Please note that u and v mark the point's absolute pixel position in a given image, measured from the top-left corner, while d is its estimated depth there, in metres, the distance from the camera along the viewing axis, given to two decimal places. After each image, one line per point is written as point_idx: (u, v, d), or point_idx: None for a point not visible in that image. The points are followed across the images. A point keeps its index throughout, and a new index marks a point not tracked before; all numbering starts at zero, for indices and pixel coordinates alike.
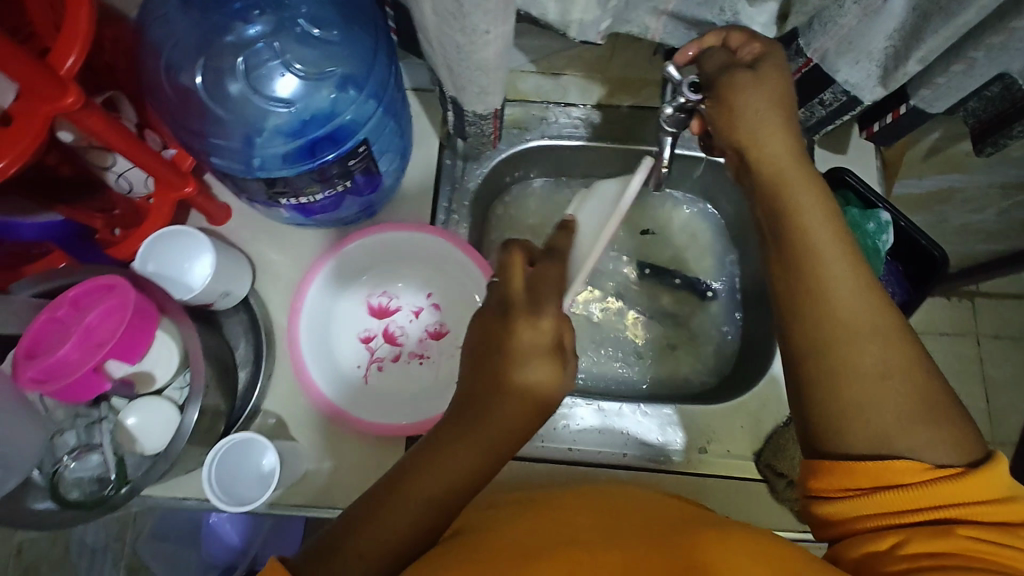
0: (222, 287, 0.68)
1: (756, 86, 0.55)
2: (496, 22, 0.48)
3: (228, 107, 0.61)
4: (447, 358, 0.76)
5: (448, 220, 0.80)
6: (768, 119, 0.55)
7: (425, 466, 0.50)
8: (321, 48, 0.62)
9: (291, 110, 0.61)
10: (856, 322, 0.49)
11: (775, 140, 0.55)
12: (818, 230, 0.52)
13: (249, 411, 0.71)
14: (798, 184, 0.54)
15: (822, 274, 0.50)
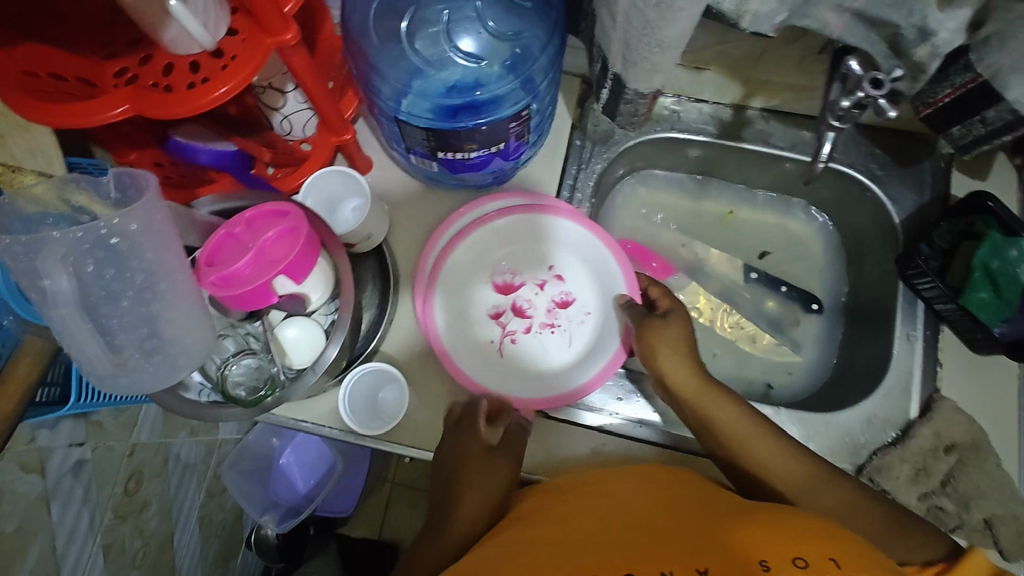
0: (367, 230, 0.73)
1: (668, 329, 0.69)
2: (691, 1, 0.50)
3: (422, 54, 0.67)
4: (577, 325, 0.78)
5: (572, 198, 0.85)
6: (676, 348, 0.68)
7: (461, 499, 0.63)
8: (513, 12, 0.68)
9: (479, 64, 0.67)
10: (750, 436, 0.63)
11: (679, 360, 0.67)
12: (740, 429, 0.64)
13: (369, 350, 0.76)
14: (714, 402, 0.65)
15: (717, 414, 0.65)
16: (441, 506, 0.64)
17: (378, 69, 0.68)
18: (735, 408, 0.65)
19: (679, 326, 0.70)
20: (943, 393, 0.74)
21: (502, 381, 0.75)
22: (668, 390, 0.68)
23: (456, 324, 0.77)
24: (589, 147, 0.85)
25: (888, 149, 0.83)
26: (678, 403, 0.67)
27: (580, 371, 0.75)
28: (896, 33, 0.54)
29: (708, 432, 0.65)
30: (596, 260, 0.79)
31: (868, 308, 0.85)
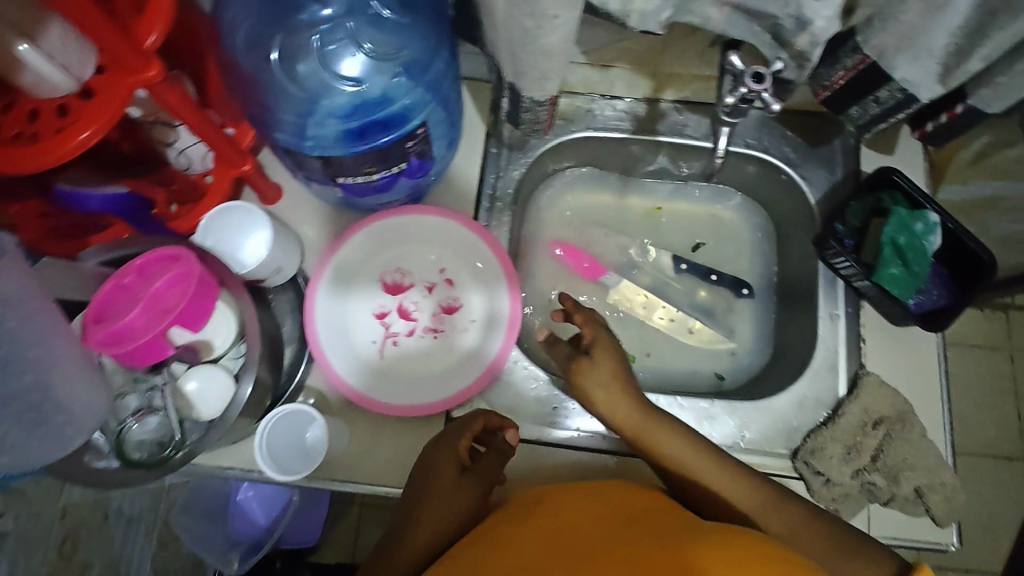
0: (275, 262, 0.70)
1: (597, 367, 0.67)
2: (565, 7, 0.49)
3: (298, 83, 0.63)
4: (461, 331, 0.76)
5: (492, 207, 0.83)
6: (610, 384, 0.67)
7: (423, 512, 0.63)
8: (391, 29, 0.65)
9: (359, 88, 0.64)
10: (695, 464, 0.64)
11: (613, 394, 0.67)
12: (697, 462, 0.64)
13: (294, 385, 0.73)
14: (658, 433, 0.66)
15: (662, 444, 0.65)
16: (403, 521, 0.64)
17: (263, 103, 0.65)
18: (680, 436, 0.66)
19: (610, 357, 0.68)
20: (868, 368, 0.76)
21: (378, 385, 0.73)
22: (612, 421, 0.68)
23: (339, 325, 0.74)
24: (505, 154, 0.84)
25: (800, 130, 0.84)
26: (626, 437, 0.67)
27: (455, 376, 0.74)
28: (775, 23, 0.55)
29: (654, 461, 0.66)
30: (481, 264, 0.78)
31: (795, 289, 0.86)
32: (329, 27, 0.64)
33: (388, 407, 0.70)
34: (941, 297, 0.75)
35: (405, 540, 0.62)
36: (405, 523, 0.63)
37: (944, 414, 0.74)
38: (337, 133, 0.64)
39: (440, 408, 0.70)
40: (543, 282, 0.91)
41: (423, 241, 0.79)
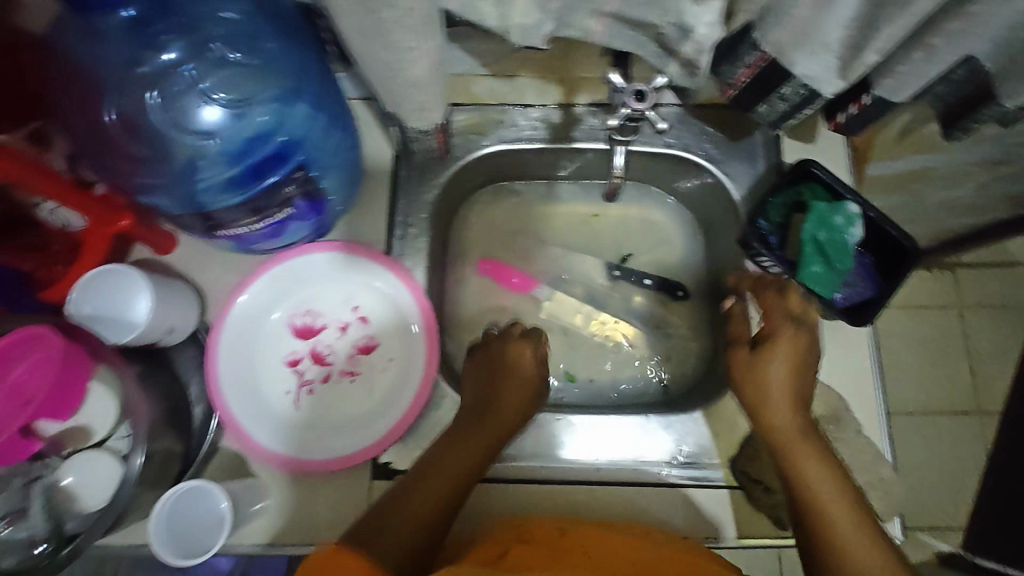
0: (167, 322, 0.65)
1: (778, 359, 0.63)
2: (421, 38, 0.44)
3: (153, 144, 0.58)
4: (380, 372, 0.73)
5: (406, 235, 0.76)
6: (790, 377, 0.62)
7: (452, 445, 0.62)
8: (240, 71, 0.58)
9: (217, 141, 0.59)
10: (788, 435, 0.60)
11: (788, 388, 0.62)
12: (824, 485, 0.56)
13: (207, 449, 0.69)
14: (797, 442, 0.59)
15: (766, 404, 0.62)
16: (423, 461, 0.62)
17: (115, 170, 0.59)
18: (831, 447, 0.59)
19: (799, 340, 0.64)
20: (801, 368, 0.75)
21: (297, 439, 0.69)
22: (760, 428, 0.62)
23: (247, 381, 0.70)
24: (417, 176, 0.78)
25: (721, 125, 0.80)
26: (771, 450, 0.61)
27: (376, 419, 0.71)
28: (658, 32, 0.51)
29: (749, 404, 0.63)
30: (393, 298, 0.73)
31: (728, 288, 0.84)
32: (164, 82, 0.57)
33: (305, 463, 0.67)
34: (869, 288, 0.74)
35: (411, 493, 0.57)
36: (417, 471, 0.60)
37: (879, 407, 0.73)
38: (224, 181, 0.59)
39: (364, 458, 0.68)
40: (472, 304, 0.87)
41: (333, 279, 0.74)
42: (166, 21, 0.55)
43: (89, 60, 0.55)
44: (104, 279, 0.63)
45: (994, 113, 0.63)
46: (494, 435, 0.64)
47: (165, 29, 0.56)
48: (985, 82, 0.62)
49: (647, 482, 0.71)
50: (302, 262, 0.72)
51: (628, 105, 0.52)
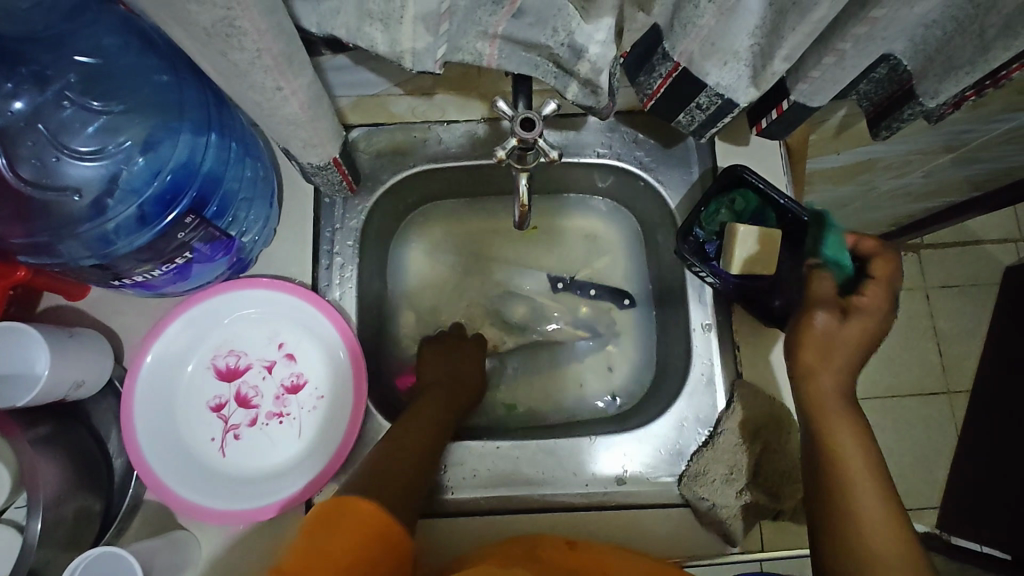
0: (73, 376, 0.61)
1: (865, 308, 0.58)
2: (287, 76, 0.42)
3: (12, 205, 0.54)
4: (309, 411, 0.70)
5: (331, 264, 0.74)
6: (862, 339, 0.57)
7: (424, 408, 0.67)
8: (99, 121, 0.55)
9: (83, 197, 0.55)
10: (815, 382, 0.57)
11: (849, 350, 0.57)
12: (853, 448, 0.53)
13: (129, 502, 0.66)
14: (830, 393, 0.57)
15: (810, 334, 0.58)
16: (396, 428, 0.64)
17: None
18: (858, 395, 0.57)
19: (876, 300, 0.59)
20: (744, 379, 0.72)
21: (227, 488, 0.66)
22: (796, 373, 0.59)
23: (168, 433, 0.66)
24: (341, 202, 0.75)
25: (652, 132, 0.78)
26: (801, 402, 0.58)
27: (309, 460, 0.68)
28: (553, 53, 0.49)
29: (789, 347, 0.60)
30: (318, 330, 0.70)
31: (669, 300, 0.82)
32: (16, 139, 0.54)
33: (235, 514, 0.64)
34: None
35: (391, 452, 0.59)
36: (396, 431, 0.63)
37: None
38: (114, 228, 0.55)
39: (298, 500, 0.65)
40: (412, 328, 0.84)
41: (254, 317, 0.70)
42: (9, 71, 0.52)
43: None
44: (3, 339, 0.59)
45: (917, 112, 0.61)
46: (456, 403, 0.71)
47: (17, 77, 0.53)
48: (906, 81, 0.60)
49: (591, 505, 0.70)
50: (220, 301, 0.69)
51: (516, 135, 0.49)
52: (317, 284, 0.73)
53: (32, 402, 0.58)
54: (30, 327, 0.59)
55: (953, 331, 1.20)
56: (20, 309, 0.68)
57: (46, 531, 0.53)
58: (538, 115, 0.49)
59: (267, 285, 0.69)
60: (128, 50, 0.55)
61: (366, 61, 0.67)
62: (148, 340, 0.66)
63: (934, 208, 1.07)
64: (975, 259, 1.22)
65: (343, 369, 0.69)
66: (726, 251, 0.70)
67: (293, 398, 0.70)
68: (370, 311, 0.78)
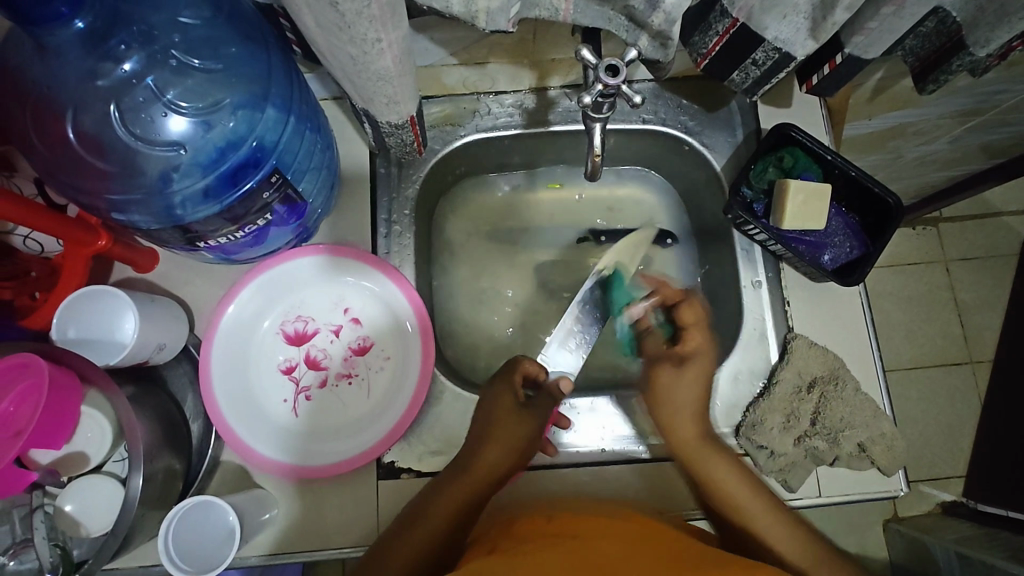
0: (156, 339, 0.64)
1: (681, 382, 0.69)
2: (386, 29, 0.44)
3: (110, 157, 0.55)
4: (376, 372, 0.72)
5: (390, 233, 0.76)
6: (684, 403, 0.68)
7: (460, 480, 0.63)
8: (202, 79, 0.55)
9: (184, 152, 0.56)
10: (688, 448, 0.67)
11: (688, 417, 0.68)
12: (732, 485, 0.64)
13: (208, 464, 0.68)
14: (714, 456, 0.66)
15: (698, 467, 0.66)
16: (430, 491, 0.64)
17: (75, 188, 0.56)
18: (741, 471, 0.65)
19: (702, 362, 0.69)
20: (796, 332, 0.74)
21: (302, 447, 0.69)
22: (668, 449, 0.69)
23: (244, 395, 0.69)
24: (396, 172, 0.77)
25: (697, 98, 0.79)
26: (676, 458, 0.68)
27: (377, 419, 0.70)
28: (625, 5, 0.51)
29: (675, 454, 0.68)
30: (384, 296, 0.73)
31: (712, 263, 0.84)
32: (124, 94, 0.53)
33: (310, 470, 0.67)
34: (854, 248, 0.75)
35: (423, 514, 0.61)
36: (432, 491, 0.63)
37: (874, 363, 0.74)
38: (201, 192, 0.57)
39: (367, 460, 0.67)
40: (461, 297, 0.86)
41: (322, 283, 0.73)
42: (121, 29, 0.52)
43: (38, 73, 0.52)
44: (95, 301, 0.62)
45: (965, 63, 0.63)
46: (498, 464, 0.65)
47: (123, 40, 0.52)
48: (954, 33, 0.62)
49: (652, 458, 0.71)
50: (291, 266, 0.71)
51: (601, 82, 0.52)
52: (377, 252, 0.75)
53: (119, 362, 0.61)
54: (117, 290, 0.62)
55: (974, 301, 1.21)
56: (94, 280, 0.70)
57: (146, 485, 0.56)
58: (621, 62, 0.52)
59: (334, 250, 0.71)
60: (216, 20, 0.57)
61: (426, 29, 0.69)
62: (226, 302, 0.69)
63: (960, 174, 1.08)
64: (996, 230, 1.24)
65: (411, 332, 0.71)
66: (777, 207, 0.72)
67: (360, 361, 0.73)
68: (425, 278, 0.80)
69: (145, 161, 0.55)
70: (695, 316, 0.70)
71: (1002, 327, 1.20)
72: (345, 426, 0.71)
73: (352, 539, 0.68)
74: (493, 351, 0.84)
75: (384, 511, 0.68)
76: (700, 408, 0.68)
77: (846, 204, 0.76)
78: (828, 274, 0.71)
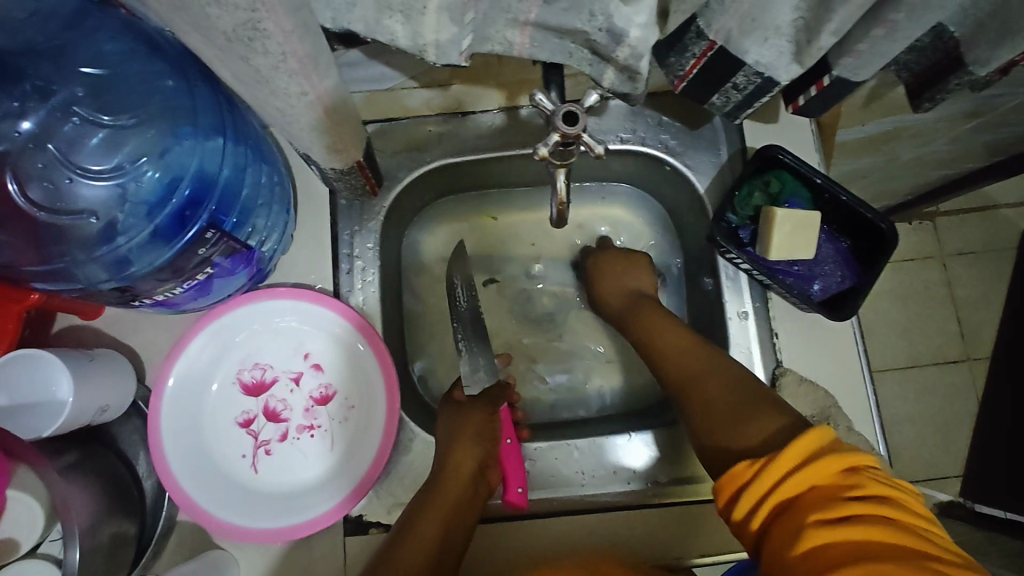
0: (97, 401, 0.59)
1: (605, 259, 0.76)
2: (312, 80, 0.39)
3: (17, 229, 0.51)
4: (341, 422, 0.68)
5: (352, 269, 0.71)
6: (625, 284, 0.74)
7: (439, 489, 0.60)
8: (112, 137, 0.54)
9: (99, 219, 0.53)
10: (622, 308, 0.72)
11: (621, 294, 0.73)
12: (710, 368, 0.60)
13: (163, 525, 0.64)
14: (646, 311, 0.70)
15: (612, 302, 0.74)
16: (402, 525, 0.58)
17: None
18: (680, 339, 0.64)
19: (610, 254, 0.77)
20: (785, 366, 0.70)
21: (267, 509, 0.65)
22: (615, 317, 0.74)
23: (199, 456, 0.65)
24: (357, 203, 0.71)
25: (678, 114, 0.74)
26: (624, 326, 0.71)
27: (342, 472, 0.67)
28: (587, 39, 0.46)
29: (618, 316, 0.73)
30: (346, 339, 0.68)
31: (696, 286, 0.79)
32: (23, 160, 0.52)
33: (269, 533, 0.63)
34: (846, 278, 0.70)
35: (406, 537, 0.56)
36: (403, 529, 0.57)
37: (868, 398, 0.69)
38: (138, 247, 0.53)
39: (334, 518, 0.63)
40: (433, 327, 0.81)
41: (279, 329, 0.69)
42: None
43: None
44: (23, 366, 0.57)
45: (963, 82, 0.58)
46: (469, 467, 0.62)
47: (20, 93, 0.51)
48: (952, 49, 0.56)
49: (635, 503, 0.68)
50: (243, 314, 0.67)
51: (558, 130, 0.48)
52: (339, 291, 0.70)
53: (54, 433, 0.56)
54: (49, 352, 0.57)
55: (971, 298, 1.17)
56: (35, 331, 0.66)
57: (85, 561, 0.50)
58: (580, 108, 0.48)
59: (289, 292, 0.67)
60: (138, 56, 0.53)
61: (380, 53, 0.64)
62: (174, 356, 0.65)
63: (953, 173, 1.03)
64: (995, 225, 1.19)
65: (375, 374, 0.67)
66: (763, 236, 0.67)
67: (326, 411, 0.68)
68: (394, 312, 0.76)
69: (65, 230, 0.52)
70: (613, 257, 0.76)
71: (997, 324, 1.15)
72: (310, 484, 0.66)
73: None
74: None
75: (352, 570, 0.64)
76: (640, 299, 0.71)
77: (837, 227, 0.71)
78: (816, 306, 0.67)
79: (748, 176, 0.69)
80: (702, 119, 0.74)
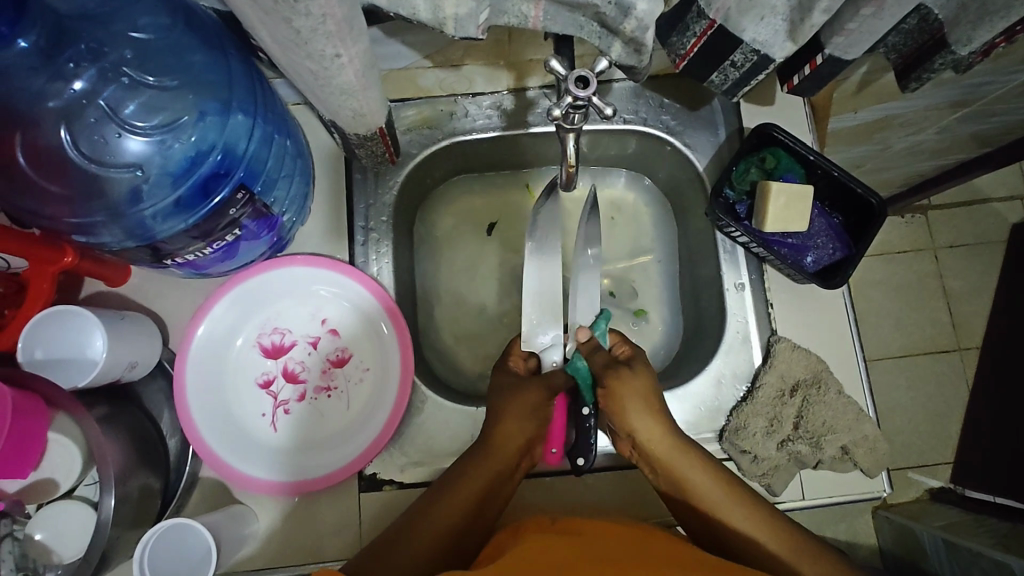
0: (128, 357, 0.62)
1: (635, 377, 0.66)
2: (346, 43, 0.42)
3: (65, 181, 0.55)
4: (356, 384, 0.71)
5: (368, 240, 0.74)
6: (653, 414, 0.64)
7: (486, 453, 0.64)
8: (156, 96, 0.56)
9: (139, 173, 0.56)
10: (650, 444, 0.64)
11: (653, 424, 0.64)
12: (701, 481, 0.62)
13: (185, 482, 0.67)
14: (685, 460, 0.63)
15: (649, 445, 0.64)
16: (444, 479, 0.64)
17: (37, 212, 0.56)
18: (714, 475, 0.63)
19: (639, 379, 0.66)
20: (780, 334, 0.74)
21: (287, 463, 0.68)
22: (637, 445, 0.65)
23: (221, 412, 0.68)
24: (373, 178, 0.75)
25: (678, 96, 0.78)
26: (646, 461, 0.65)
27: (357, 431, 0.70)
28: (597, 11, 0.49)
29: (644, 446, 0.64)
30: (361, 306, 0.72)
31: (694, 263, 0.82)
32: (74, 116, 0.54)
33: (288, 485, 0.66)
34: (837, 249, 0.73)
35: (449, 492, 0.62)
36: (438, 490, 0.62)
37: (859, 371, 0.74)
38: (170, 205, 0.56)
39: (347, 474, 0.67)
40: (442, 301, 0.84)
41: (298, 296, 0.72)
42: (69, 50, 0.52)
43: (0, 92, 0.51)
44: (60, 321, 0.60)
45: (947, 62, 0.61)
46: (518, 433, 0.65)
47: (74, 55, 0.53)
48: (937, 31, 0.60)
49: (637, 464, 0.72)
50: (264, 280, 0.70)
51: (570, 93, 0.52)
52: (354, 261, 0.74)
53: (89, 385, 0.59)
54: (86, 309, 0.61)
55: (961, 289, 1.14)
56: (65, 293, 0.69)
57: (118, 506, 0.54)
58: (590, 73, 0.51)
59: (309, 258, 0.70)
60: (175, 29, 0.56)
61: (398, 33, 0.68)
62: (199, 316, 0.68)
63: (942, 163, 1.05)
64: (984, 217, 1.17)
65: (389, 339, 0.71)
66: (759, 209, 0.71)
67: (341, 373, 0.72)
68: (406, 284, 0.79)
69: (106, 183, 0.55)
70: (642, 388, 0.65)
71: None
72: (325, 442, 0.70)
73: (336, 550, 0.67)
74: (476, 357, 0.83)
75: (366, 524, 0.68)
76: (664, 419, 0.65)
77: (829, 203, 0.75)
78: (810, 276, 0.70)
79: (747, 150, 0.73)
80: (702, 102, 0.78)
